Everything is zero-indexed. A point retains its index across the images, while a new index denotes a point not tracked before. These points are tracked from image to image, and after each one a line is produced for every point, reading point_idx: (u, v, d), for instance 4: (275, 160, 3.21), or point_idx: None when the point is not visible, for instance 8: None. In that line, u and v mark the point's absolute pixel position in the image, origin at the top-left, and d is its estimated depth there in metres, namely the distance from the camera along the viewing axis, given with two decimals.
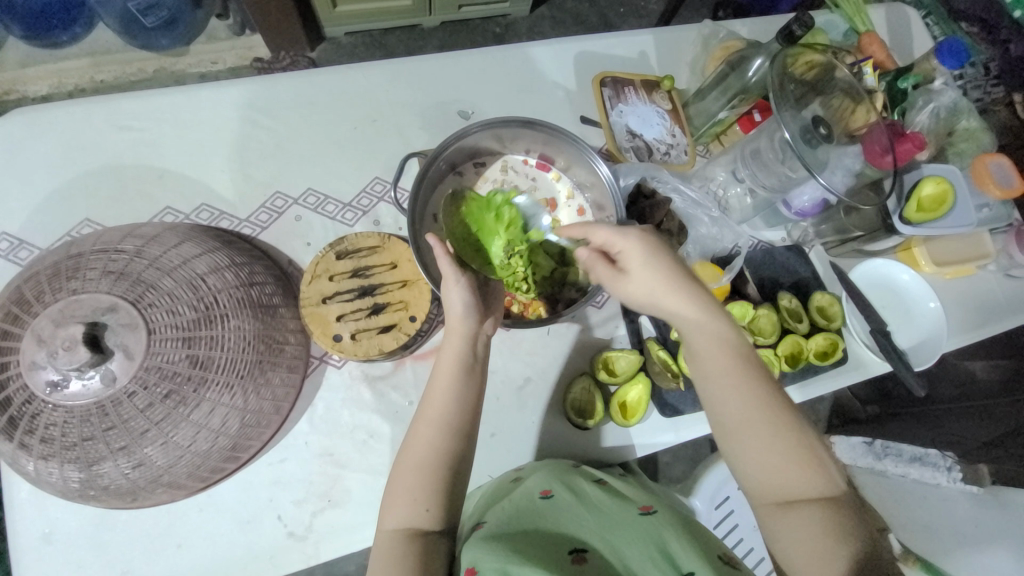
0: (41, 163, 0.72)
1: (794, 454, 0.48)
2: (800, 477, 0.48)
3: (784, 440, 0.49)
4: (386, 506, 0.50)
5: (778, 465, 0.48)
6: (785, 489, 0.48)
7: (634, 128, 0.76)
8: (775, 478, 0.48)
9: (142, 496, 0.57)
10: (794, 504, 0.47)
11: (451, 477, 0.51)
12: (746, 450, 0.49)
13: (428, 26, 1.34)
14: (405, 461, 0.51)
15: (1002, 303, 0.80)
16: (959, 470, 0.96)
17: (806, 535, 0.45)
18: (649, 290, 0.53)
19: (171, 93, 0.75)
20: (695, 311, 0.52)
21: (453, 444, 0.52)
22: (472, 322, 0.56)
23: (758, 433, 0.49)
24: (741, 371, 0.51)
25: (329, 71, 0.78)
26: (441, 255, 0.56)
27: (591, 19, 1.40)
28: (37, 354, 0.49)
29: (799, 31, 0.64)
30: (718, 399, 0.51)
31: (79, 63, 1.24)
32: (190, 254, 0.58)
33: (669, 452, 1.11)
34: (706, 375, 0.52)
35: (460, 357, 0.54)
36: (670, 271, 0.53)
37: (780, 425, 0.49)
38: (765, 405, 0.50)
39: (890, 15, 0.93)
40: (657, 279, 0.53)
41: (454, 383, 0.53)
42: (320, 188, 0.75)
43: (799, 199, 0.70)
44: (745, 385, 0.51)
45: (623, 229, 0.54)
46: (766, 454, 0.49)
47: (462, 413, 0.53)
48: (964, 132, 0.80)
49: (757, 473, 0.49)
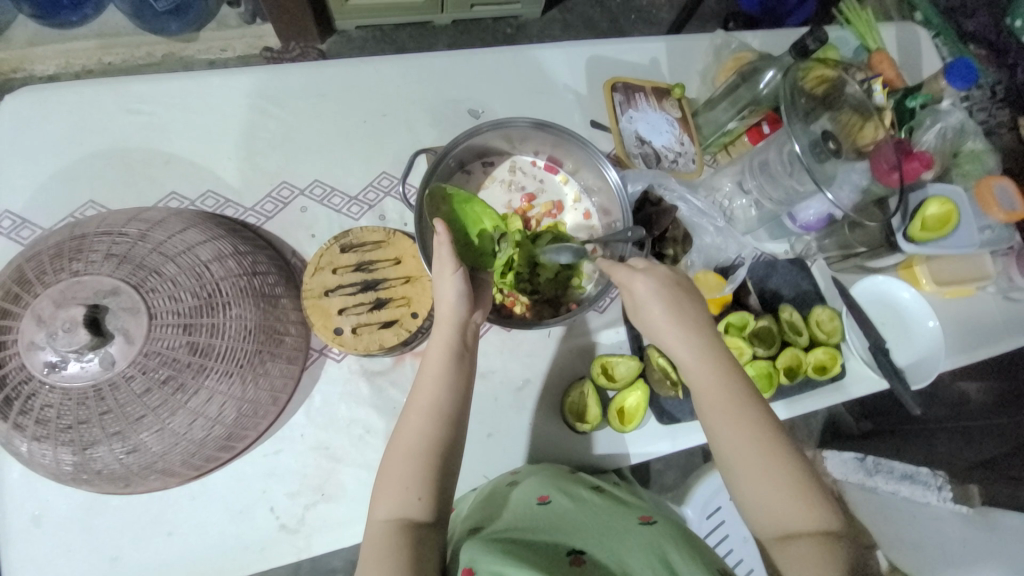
0: (48, 142, 0.72)
1: (793, 484, 0.49)
2: (800, 509, 0.48)
3: (784, 471, 0.49)
4: (378, 495, 0.50)
5: (778, 497, 0.48)
6: (785, 520, 0.48)
7: (643, 134, 0.77)
8: (774, 510, 0.48)
9: (134, 482, 0.57)
10: (794, 536, 0.47)
11: (444, 467, 0.51)
12: (747, 481, 0.49)
13: (440, 23, 1.35)
14: (397, 450, 0.51)
15: (1000, 324, 0.81)
16: (949, 489, 0.96)
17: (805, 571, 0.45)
18: (653, 320, 0.55)
19: (181, 78, 0.75)
20: (694, 342, 0.54)
21: (444, 432, 0.51)
22: (461, 312, 0.55)
23: (758, 463, 0.49)
24: (744, 400, 0.51)
25: (341, 63, 0.78)
26: (444, 242, 0.54)
27: (602, 24, 1.41)
28: (36, 335, 0.49)
29: (814, 44, 0.65)
30: (720, 431, 0.51)
31: (88, 44, 1.24)
32: (194, 240, 0.58)
33: (662, 459, 1.11)
34: (706, 406, 0.52)
35: (449, 346, 0.54)
36: (678, 300, 0.55)
37: (781, 455, 0.49)
38: (766, 434, 0.50)
39: (901, 33, 0.93)
40: (661, 311, 0.54)
41: (445, 370, 0.53)
42: (327, 180, 0.75)
43: (805, 213, 0.71)
44: (746, 414, 0.51)
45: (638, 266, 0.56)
46: (762, 488, 0.49)
47: (453, 400, 0.53)
48: (970, 153, 0.81)
49: (757, 503, 0.49)
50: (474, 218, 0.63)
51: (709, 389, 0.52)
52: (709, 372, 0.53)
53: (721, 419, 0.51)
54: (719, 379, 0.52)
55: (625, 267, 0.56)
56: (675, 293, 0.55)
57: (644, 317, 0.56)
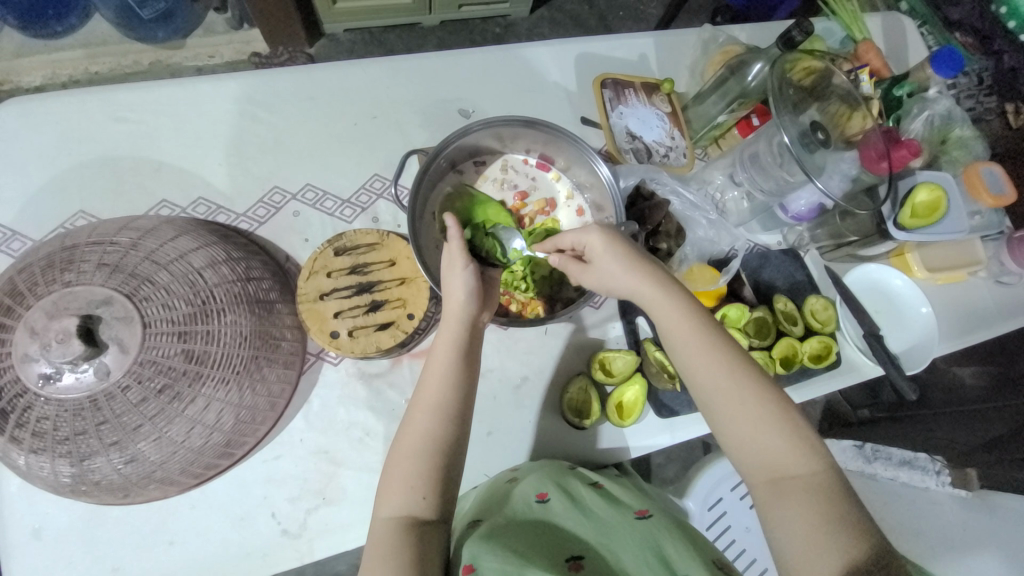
0: (37, 154, 0.71)
1: (780, 430, 0.48)
2: (790, 454, 0.47)
3: (768, 415, 0.48)
4: (382, 494, 0.50)
5: (763, 441, 0.48)
6: (776, 466, 0.47)
7: (634, 129, 0.77)
8: (764, 455, 0.48)
9: (133, 492, 0.57)
10: (786, 481, 0.46)
11: (448, 467, 0.51)
12: (732, 427, 0.49)
13: (427, 25, 1.35)
14: (402, 449, 0.51)
15: (992, 308, 0.81)
16: (947, 474, 1.06)
17: (801, 511, 0.44)
18: (619, 276, 0.55)
19: (169, 86, 0.75)
20: (661, 289, 0.53)
21: (450, 430, 0.51)
22: (471, 309, 0.56)
23: (739, 406, 0.49)
24: (721, 349, 0.51)
25: (330, 66, 0.78)
26: (455, 237, 0.55)
27: (590, 21, 1.41)
28: (30, 347, 0.49)
29: (800, 36, 0.65)
30: (698, 379, 0.51)
31: (74, 54, 1.23)
32: (187, 247, 0.58)
33: (662, 454, 1.12)
34: (682, 355, 0.52)
35: (451, 344, 0.54)
36: (634, 251, 0.55)
37: (766, 401, 0.49)
38: (742, 378, 0.50)
39: (885, 23, 0.94)
40: (618, 262, 0.54)
41: (448, 369, 0.53)
42: (319, 184, 0.75)
43: (796, 204, 0.71)
44: (721, 358, 0.50)
45: (587, 226, 0.56)
46: (747, 432, 0.48)
47: (456, 401, 0.52)
48: (958, 139, 0.81)
49: (745, 449, 0.48)
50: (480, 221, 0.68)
51: (684, 337, 0.51)
52: (682, 321, 0.52)
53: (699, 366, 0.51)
54: (693, 327, 0.52)
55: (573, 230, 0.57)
56: (633, 248, 0.55)
57: (611, 273, 0.55)
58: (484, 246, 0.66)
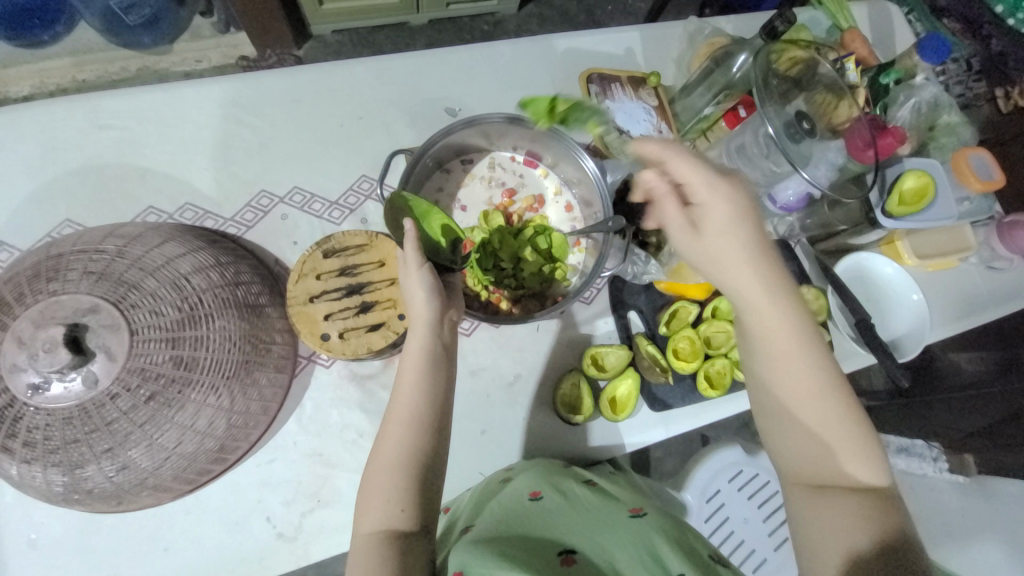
0: (21, 163, 0.71)
1: (838, 444, 0.48)
2: (845, 464, 0.48)
3: (832, 426, 0.48)
4: (360, 511, 0.50)
5: (813, 450, 0.49)
6: (818, 472, 0.49)
7: (621, 123, 0.75)
8: (809, 460, 0.49)
9: (127, 500, 0.57)
10: (826, 489, 0.48)
11: (427, 473, 0.51)
12: (785, 430, 0.50)
13: (416, 24, 1.35)
14: (378, 462, 0.51)
15: (983, 294, 0.82)
16: (943, 459, 0.99)
17: (835, 520, 0.46)
18: (721, 257, 0.51)
19: (152, 92, 0.74)
20: (764, 277, 0.50)
21: (426, 436, 0.52)
22: (434, 307, 0.55)
23: (802, 414, 0.49)
24: (804, 353, 0.50)
25: (315, 68, 0.77)
26: (409, 237, 0.56)
27: (579, 17, 1.41)
28: (16, 356, 0.49)
29: (782, 26, 0.67)
30: (766, 381, 0.51)
31: (61, 63, 1.23)
32: (174, 253, 0.58)
33: (661, 447, 1.12)
34: (764, 348, 0.50)
35: (421, 347, 0.54)
36: (745, 233, 0.51)
37: (833, 413, 0.49)
38: (817, 387, 0.49)
39: (871, 12, 0.94)
40: (726, 244, 0.51)
41: (420, 375, 0.53)
42: (307, 187, 0.74)
43: (784, 194, 0.70)
44: (801, 365, 0.49)
45: (717, 187, 0.51)
46: (802, 438, 0.49)
47: (431, 406, 0.53)
48: (945, 126, 0.82)
49: (793, 453, 0.50)
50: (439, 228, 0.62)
51: (773, 334, 0.50)
52: (777, 316, 0.50)
53: (780, 361, 0.50)
54: (787, 323, 0.50)
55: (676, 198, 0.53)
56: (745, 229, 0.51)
57: (705, 253, 0.52)
58: (449, 246, 0.61)
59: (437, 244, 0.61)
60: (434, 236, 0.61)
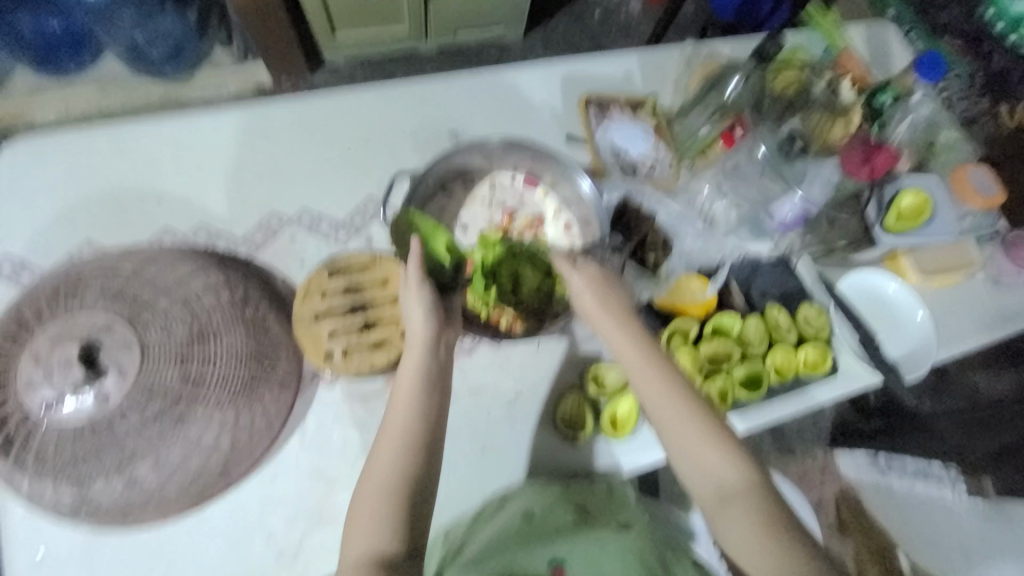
0: (46, 188, 0.75)
1: (720, 454, 0.59)
2: (730, 472, 0.58)
3: (709, 440, 0.59)
4: (352, 526, 0.54)
5: (705, 463, 0.58)
6: (716, 483, 0.58)
7: (618, 145, 0.78)
8: (706, 474, 0.58)
9: (133, 514, 0.58)
10: (726, 494, 0.57)
11: (417, 492, 0.54)
12: (680, 451, 0.59)
13: (424, 51, 1.40)
14: (368, 479, 0.55)
15: (992, 311, 0.80)
16: (962, 481, 0.96)
17: (736, 523, 0.56)
18: (604, 316, 0.64)
19: (171, 120, 0.78)
20: (631, 330, 0.63)
21: (417, 454, 0.55)
22: (432, 330, 0.60)
23: (689, 437, 0.59)
24: (672, 386, 0.60)
25: (324, 96, 0.81)
26: (415, 263, 0.61)
27: (583, 41, 1.45)
28: (34, 373, 0.51)
29: (772, 50, 0.72)
30: (654, 413, 0.60)
31: (86, 91, 1.29)
32: (186, 273, 0.60)
33: (669, 468, 1.11)
34: (644, 392, 0.61)
35: (417, 367, 0.58)
36: (614, 297, 0.65)
37: (707, 429, 0.59)
38: (687, 410, 0.60)
39: (869, 32, 0.95)
40: (599, 307, 0.64)
41: (414, 394, 0.57)
42: (315, 209, 0.77)
43: (782, 212, 0.72)
44: (674, 398, 0.60)
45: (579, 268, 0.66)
46: (697, 455, 0.59)
47: (424, 425, 0.56)
48: (945, 143, 0.82)
49: (692, 469, 0.59)
50: (442, 249, 0.64)
51: (644, 377, 0.61)
52: (643, 361, 0.62)
53: (656, 404, 0.60)
54: (654, 365, 0.62)
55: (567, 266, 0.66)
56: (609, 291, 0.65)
57: (588, 313, 0.64)
58: (452, 265, 0.64)
59: (440, 263, 0.64)
60: (438, 254, 0.64)
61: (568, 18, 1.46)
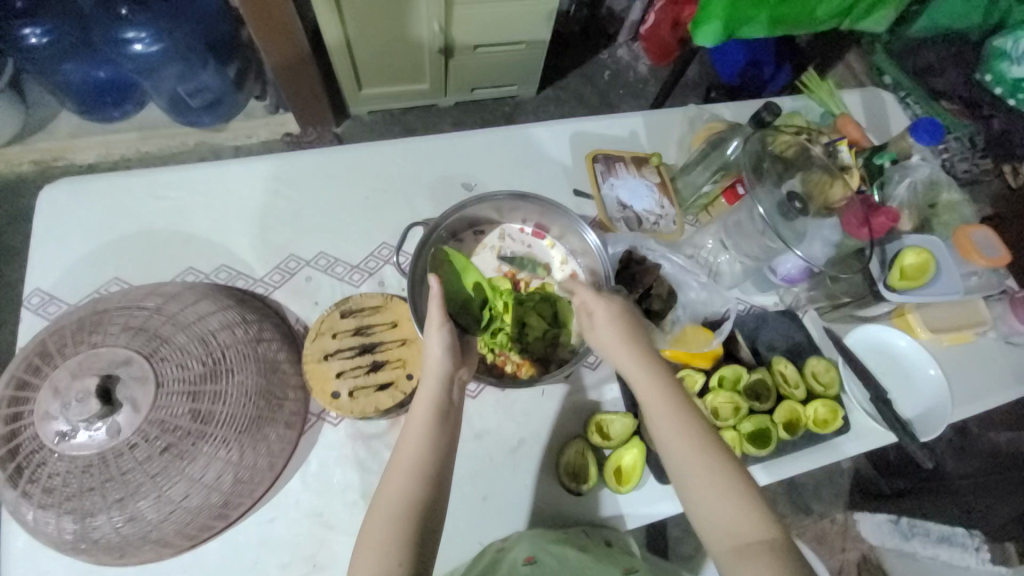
0: (83, 227, 0.79)
1: (742, 502, 0.53)
2: (754, 523, 0.52)
3: (726, 482, 0.53)
4: (354, 563, 0.51)
5: (724, 511, 0.52)
6: (739, 536, 0.51)
7: (623, 199, 0.82)
8: (728, 524, 0.52)
9: (128, 553, 0.57)
10: (751, 549, 0.50)
11: (425, 529, 0.53)
12: (697, 493, 0.54)
13: (443, 106, 1.50)
14: (379, 513, 0.53)
15: (1007, 371, 0.79)
16: (986, 550, 0.95)
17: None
18: (618, 344, 0.60)
19: (204, 167, 0.84)
20: (650, 359, 0.60)
21: (426, 489, 0.54)
22: (447, 364, 0.59)
23: (707, 476, 0.54)
24: (691, 422, 0.56)
25: (347, 148, 0.86)
26: (434, 297, 0.59)
27: (593, 99, 1.54)
28: (51, 405, 0.53)
29: (768, 117, 0.73)
30: (670, 449, 0.56)
31: (128, 136, 1.39)
32: (205, 311, 0.63)
33: (678, 526, 1.07)
34: (659, 425, 0.57)
35: (430, 398, 0.57)
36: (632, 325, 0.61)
37: (726, 472, 0.54)
38: (705, 449, 0.55)
39: (865, 97, 1.00)
40: (615, 334, 0.60)
41: (426, 426, 0.56)
42: (331, 252, 0.80)
43: (784, 267, 0.75)
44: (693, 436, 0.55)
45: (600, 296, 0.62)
46: (714, 500, 0.53)
47: (437, 462, 0.55)
48: (947, 203, 0.84)
49: (711, 517, 0.53)
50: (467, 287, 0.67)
51: (661, 410, 0.57)
52: (659, 394, 0.58)
53: (669, 434, 0.56)
54: (671, 398, 0.57)
55: (588, 296, 0.62)
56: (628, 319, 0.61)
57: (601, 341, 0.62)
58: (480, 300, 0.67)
59: (467, 300, 0.67)
60: (465, 290, 0.67)
61: (579, 77, 1.56)
